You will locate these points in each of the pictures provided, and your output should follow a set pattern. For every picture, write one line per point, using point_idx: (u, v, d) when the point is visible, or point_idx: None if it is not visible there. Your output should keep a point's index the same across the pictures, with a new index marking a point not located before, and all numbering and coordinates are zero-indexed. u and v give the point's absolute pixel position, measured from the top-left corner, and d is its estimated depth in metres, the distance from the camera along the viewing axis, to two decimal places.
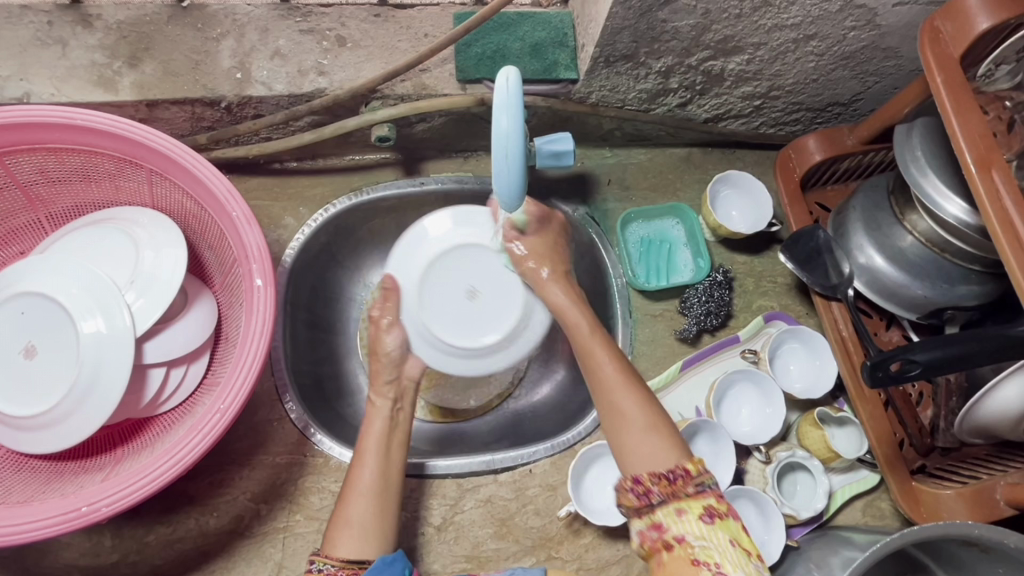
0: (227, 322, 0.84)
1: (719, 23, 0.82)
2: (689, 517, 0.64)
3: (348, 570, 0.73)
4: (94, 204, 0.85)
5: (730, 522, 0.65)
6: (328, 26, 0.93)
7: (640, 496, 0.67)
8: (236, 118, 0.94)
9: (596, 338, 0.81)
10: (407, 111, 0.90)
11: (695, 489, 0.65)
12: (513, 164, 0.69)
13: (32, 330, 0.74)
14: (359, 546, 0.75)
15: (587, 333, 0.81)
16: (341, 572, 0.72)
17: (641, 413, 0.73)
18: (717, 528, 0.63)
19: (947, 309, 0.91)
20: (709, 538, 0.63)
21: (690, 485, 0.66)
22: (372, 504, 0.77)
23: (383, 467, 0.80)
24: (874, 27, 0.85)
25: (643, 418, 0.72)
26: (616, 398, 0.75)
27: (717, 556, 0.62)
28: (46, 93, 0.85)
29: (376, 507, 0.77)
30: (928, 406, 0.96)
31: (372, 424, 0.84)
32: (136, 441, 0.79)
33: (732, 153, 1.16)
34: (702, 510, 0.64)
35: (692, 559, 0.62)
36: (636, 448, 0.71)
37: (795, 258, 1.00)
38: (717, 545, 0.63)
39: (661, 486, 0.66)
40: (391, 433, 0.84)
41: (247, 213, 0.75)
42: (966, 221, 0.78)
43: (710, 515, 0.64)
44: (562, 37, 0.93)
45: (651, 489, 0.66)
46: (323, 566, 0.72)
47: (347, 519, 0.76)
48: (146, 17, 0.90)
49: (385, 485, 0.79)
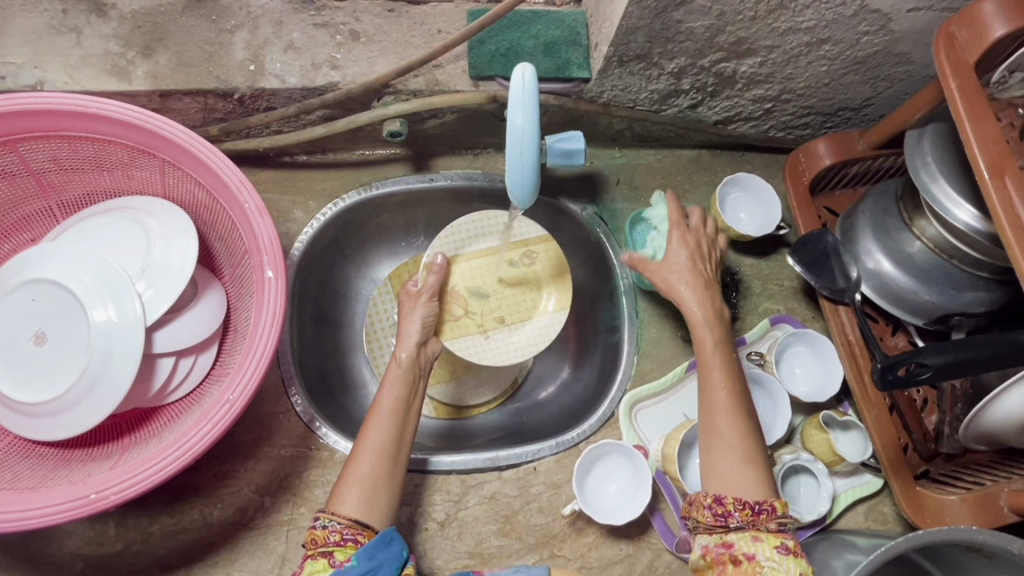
0: (236, 313, 0.84)
1: (733, 25, 0.83)
2: (764, 544, 0.70)
3: (352, 530, 0.73)
4: (105, 193, 0.85)
5: (801, 559, 0.70)
6: (342, 20, 0.93)
7: (717, 516, 0.73)
8: (248, 110, 0.94)
9: (709, 340, 0.84)
10: (420, 107, 0.91)
11: (777, 527, 0.71)
12: (526, 161, 0.69)
13: (43, 317, 0.74)
14: (363, 503, 0.75)
15: (702, 339, 0.85)
16: (346, 530, 0.72)
17: (743, 439, 0.77)
18: (789, 559, 0.69)
19: (954, 314, 0.90)
20: (777, 563, 0.69)
21: (773, 522, 0.71)
22: (380, 461, 0.77)
23: (395, 425, 0.80)
24: (887, 32, 0.85)
25: (745, 448, 0.76)
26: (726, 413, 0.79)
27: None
28: (60, 81, 0.85)
29: (381, 467, 0.77)
30: (932, 411, 0.96)
31: (393, 382, 0.82)
32: (144, 430, 0.79)
33: (740, 156, 1.16)
34: (777, 543, 0.70)
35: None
36: (722, 469, 0.76)
37: (802, 261, 1.00)
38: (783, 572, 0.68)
39: (743, 513, 0.72)
40: (409, 392, 0.83)
41: (259, 205, 0.75)
42: (976, 227, 0.78)
43: (784, 548, 0.70)
44: (575, 36, 0.93)
45: (732, 513, 0.72)
46: (329, 522, 0.73)
47: (353, 474, 0.76)
48: (161, 8, 0.90)
49: (393, 448, 0.78)
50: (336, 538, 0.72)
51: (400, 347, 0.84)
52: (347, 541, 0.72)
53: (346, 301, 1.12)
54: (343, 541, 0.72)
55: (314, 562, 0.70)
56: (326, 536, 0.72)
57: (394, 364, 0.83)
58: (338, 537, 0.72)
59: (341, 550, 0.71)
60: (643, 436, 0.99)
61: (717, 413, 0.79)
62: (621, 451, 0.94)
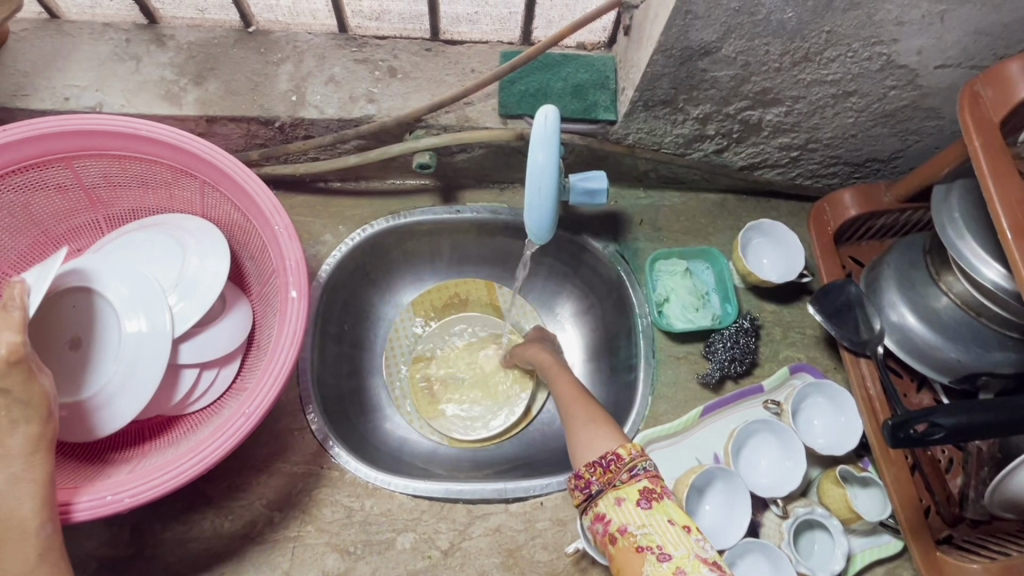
0: (260, 330, 0.87)
1: (758, 75, 0.84)
2: (627, 506, 0.66)
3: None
4: (149, 209, 0.90)
5: (667, 503, 0.65)
6: (382, 57, 0.98)
7: (582, 490, 0.69)
8: (287, 137, 0.99)
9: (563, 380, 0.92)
10: (450, 142, 0.94)
11: (629, 476, 0.67)
12: (544, 197, 0.72)
13: (77, 324, 0.78)
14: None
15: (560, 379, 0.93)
16: None
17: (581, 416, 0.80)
18: (652, 513, 0.64)
19: (982, 373, 0.88)
20: (647, 524, 0.64)
21: (625, 471, 0.68)
22: None
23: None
24: (915, 87, 0.86)
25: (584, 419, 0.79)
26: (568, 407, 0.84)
27: (658, 539, 0.63)
28: (117, 104, 0.92)
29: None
30: (957, 473, 0.93)
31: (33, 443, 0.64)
32: (163, 438, 0.82)
33: (766, 202, 1.16)
34: (638, 497, 0.66)
35: (634, 547, 0.63)
36: (581, 441, 0.76)
37: (824, 310, 0.98)
38: (658, 529, 0.64)
39: (598, 475, 0.69)
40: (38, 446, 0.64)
41: (288, 228, 0.79)
42: (1003, 286, 0.77)
43: (646, 500, 0.65)
44: (603, 80, 0.96)
45: (590, 481, 0.69)
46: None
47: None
48: (214, 40, 0.96)
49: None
50: None
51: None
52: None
53: (368, 324, 1.15)
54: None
55: None
56: None
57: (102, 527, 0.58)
58: None
59: None
60: None
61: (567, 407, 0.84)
62: None
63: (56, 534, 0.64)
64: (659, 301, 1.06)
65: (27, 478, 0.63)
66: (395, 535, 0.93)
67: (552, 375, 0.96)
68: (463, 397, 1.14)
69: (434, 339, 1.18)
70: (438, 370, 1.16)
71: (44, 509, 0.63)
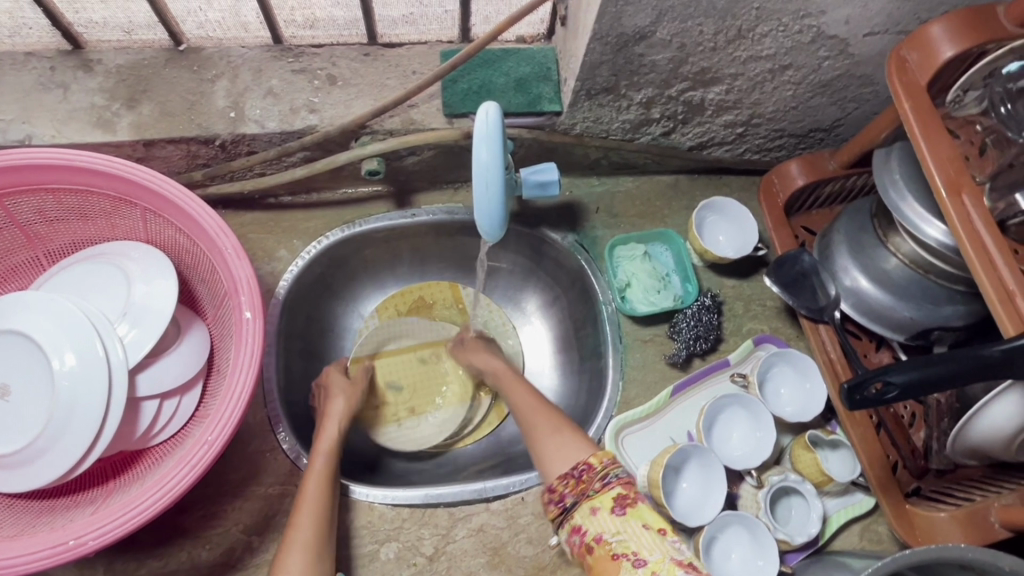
0: (218, 353, 0.85)
1: (695, 56, 0.85)
2: (602, 515, 0.69)
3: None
4: (91, 240, 0.87)
5: (640, 508, 0.69)
6: (320, 65, 0.96)
7: (557, 504, 0.73)
8: (230, 155, 0.97)
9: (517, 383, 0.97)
10: (396, 146, 0.93)
11: (601, 485, 0.71)
12: (493, 196, 0.72)
13: (10, 369, 0.76)
14: (305, 568, 0.76)
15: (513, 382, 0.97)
16: None
17: (545, 424, 0.84)
18: (627, 519, 0.68)
19: (934, 329, 0.91)
20: (622, 530, 0.68)
21: (597, 481, 0.71)
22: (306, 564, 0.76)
23: (329, 490, 0.85)
24: (847, 56, 0.88)
25: (548, 427, 0.84)
26: (529, 415, 0.88)
27: (631, 544, 0.67)
28: (47, 135, 0.89)
29: (323, 523, 0.81)
30: (920, 427, 0.97)
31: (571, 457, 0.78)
32: (129, 474, 0.80)
33: (718, 179, 1.18)
34: (612, 505, 0.69)
35: (611, 554, 0.67)
36: (550, 457, 0.79)
37: (780, 281, 1.00)
38: (631, 535, 0.67)
39: (571, 487, 0.73)
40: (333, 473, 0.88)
41: (237, 248, 0.77)
42: (946, 243, 0.79)
43: (620, 508, 0.69)
44: (545, 72, 0.96)
45: (564, 494, 0.73)
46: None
47: (295, 539, 0.78)
48: (144, 62, 0.94)
49: (328, 505, 0.83)
50: None
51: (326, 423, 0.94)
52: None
53: (333, 337, 1.14)
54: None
55: None
56: None
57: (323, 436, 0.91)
58: None
59: None
60: (629, 462, 0.98)
61: (527, 417, 0.88)
62: None
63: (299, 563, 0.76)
64: (620, 287, 1.06)
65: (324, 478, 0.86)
66: (379, 546, 0.92)
67: (509, 385, 0.97)
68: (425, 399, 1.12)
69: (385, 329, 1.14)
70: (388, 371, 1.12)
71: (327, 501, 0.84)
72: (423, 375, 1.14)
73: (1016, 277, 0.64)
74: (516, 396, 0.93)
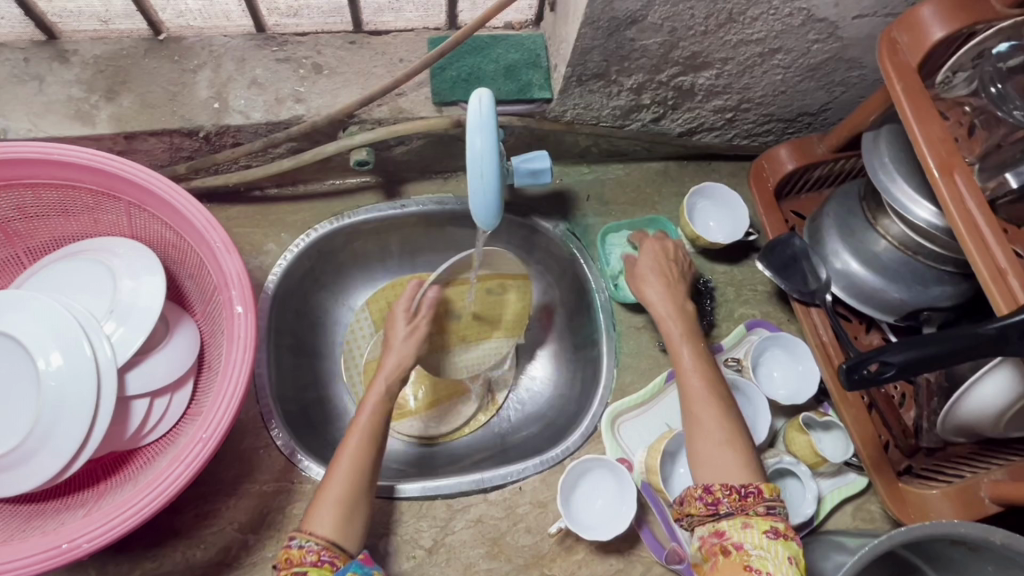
0: (209, 350, 0.84)
1: (686, 40, 0.85)
2: (753, 531, 0.74)
3: (329, 552, 0.74)
4: (73, 237, 0.85)
5: (791, 542, 0.73)
6: (304, 54, 0.94)
7: (708, 504, 0.77)
8: (215, 147, 0.94)
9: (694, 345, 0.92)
10: (385, 135, 0.91)
11: (765, 511, 0.75)
12: (488, 183, 0.71)
13: None
14: (337, 524, 0.76)
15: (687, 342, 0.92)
16: (323, 551, 0.73)
17: (715, 423, 0.84)
18: (777, 542, 0.72)
19: (923, 310, 0.92)
20: (765, 548, 0.72)
21: (761, 505, 0.76)
22: (345, 517, 0.77)
23: (372, 445, 0.83)
24: (836, 39, 0.88)
25: (719, 428, 0.83)
26: (691, 403, 0.87)
27: (770, 564, 0.70)
28: (23, 129, 0.86)
29: (357, 483, 0.79)
30: (911, 406, 0.98)
31: (734, 444, 0.82)
32: (120, 475, 0.78)
33: (707, 165, 1.18)
34: (766, 528, 0.74)
35: (744, 565, 0.72)
36: (711, 465, 0.81)
37: (772, 265, 1.01)
38: (773, 557, 0.71)
39: (731, 498, 0.76)
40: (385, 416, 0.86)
41: (226, 242, 0.75)
42: (935, 224, 0.80)
43: (773, 532, 0.73)
44: (535, 59, 0.95)
45: (721, 500, 0.76)
46: (305, 542, 0.74)
47: (328, 494, 0.78)
48: (123, 52, 0.91)
49: (369, 461, 0.82)
50: (312, 558, 0.72)
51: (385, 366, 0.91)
52: (324, 562, 0.73)
53: (324, 331, 1.12)
54: (320, 562, 0.73)
55: None
56: (303, 556, 0.72)
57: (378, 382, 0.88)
58: (315, 557, 0.73)
59: (317, 570, 0.72)
60: (626, 449, 0.98)
61: (692, 401, 0.87)
62: (605, 465, 0.94)
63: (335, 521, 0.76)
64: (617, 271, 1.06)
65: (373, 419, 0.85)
66: (377, 540, 0.91)
67: (675, 346, 0.93)
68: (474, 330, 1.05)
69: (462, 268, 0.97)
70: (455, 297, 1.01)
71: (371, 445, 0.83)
72: (485, 304, 1.04)
73: (1008, 255, 0.64)
74: (682, 363, 0.91)
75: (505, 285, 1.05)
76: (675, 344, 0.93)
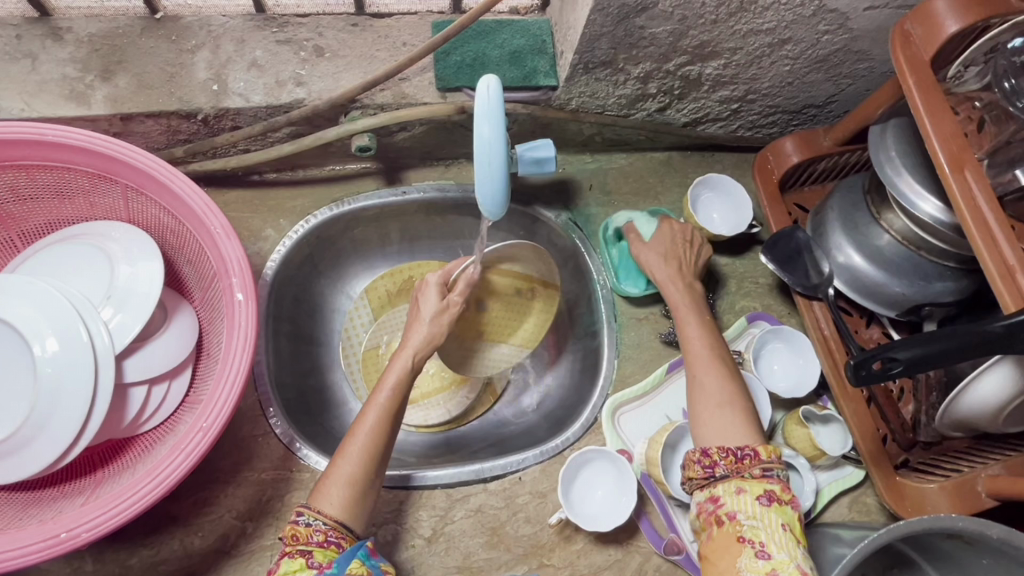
0: (208, 337, 0.83)
1: (695, 29, 0.83)
2: (746, 497, 0.73)
3: (336, 532, 0.73)
4: (68, 220, 0.83)
5: (786, 509, 0.72)
6: (306, 36, 0.92)
7: (705, 468, 0.76)
8: (213, 130, 0.92)
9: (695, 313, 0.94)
10: (388, 121, 0.90)
11: (760, 474, 0.75)
12: (496, 173, 0.70)
13: None
14: (347, 502, 0.75)
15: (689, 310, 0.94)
16: (330, 531, 0.72)
17: (719, 389, 0.84)
18: (771, 510, 0.72)
19: (925, 304, 0.91)
20: (758, 517, 0.71)
21: (758, 469, 0.75)
22: (353, 495, 0.76)
23: (388, 426, 0.80)
24: (846, 30, 0.87)
25: (721, 394, 0.84)
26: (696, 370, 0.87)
27: (761, 534, 0.70)
28: (15, 108, 0.83)
29: (369, 463, 0.77)
30: (909, 401, 0.98)
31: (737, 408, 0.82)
32: (118, 463, 0.77)
33: (711, 156, 1.17)
34: (760, 494, 0.73)
35: (737, 535, 0.71)
36: (710, 424, 0.81)
37: (775, 258, 1.00)
38: (766, 526, 0.71)
39: (727, 461, 0.76)
40: (406, 393, 0.84)
41: (226, 227, 0.74)
42: (941, 219, 0.79)
43: (766, 498, 0.73)
44: (540, 45, 0.93)
45: (717, 462, 0.76)
46: (313, 520, 0.72)
47: (339, 472, 0.76)
48: (118, 30, 0.88)
49: (384, 443, 0.79)
50: (319, 538, 0.72)
51: (408, 342, 0.88)
52: (330, 544, 0.72)
53: (323, 318, 1.11)
54: (325, 543, 0.72)
55: (291, 561, 0.69)
56: (309, 535, 0.71)
57: (400, 360, 0.85)
58: (321, 537, 0.72)
59: (321, 552, 0.71)
60: (627, 440, 0.98)
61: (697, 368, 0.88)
62: (605, 456, 0.94)
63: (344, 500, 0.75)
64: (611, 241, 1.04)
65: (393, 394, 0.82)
66: (376, 529, 0.91)
67: (680, 314, 0.94)
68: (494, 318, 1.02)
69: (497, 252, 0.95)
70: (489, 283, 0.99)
71: (386, 421, 0.81)
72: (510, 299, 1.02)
73: (1016, 253, 0.64)
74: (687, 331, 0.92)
75: (533, 290, 1.02)
76: (682, 316, 0.94)
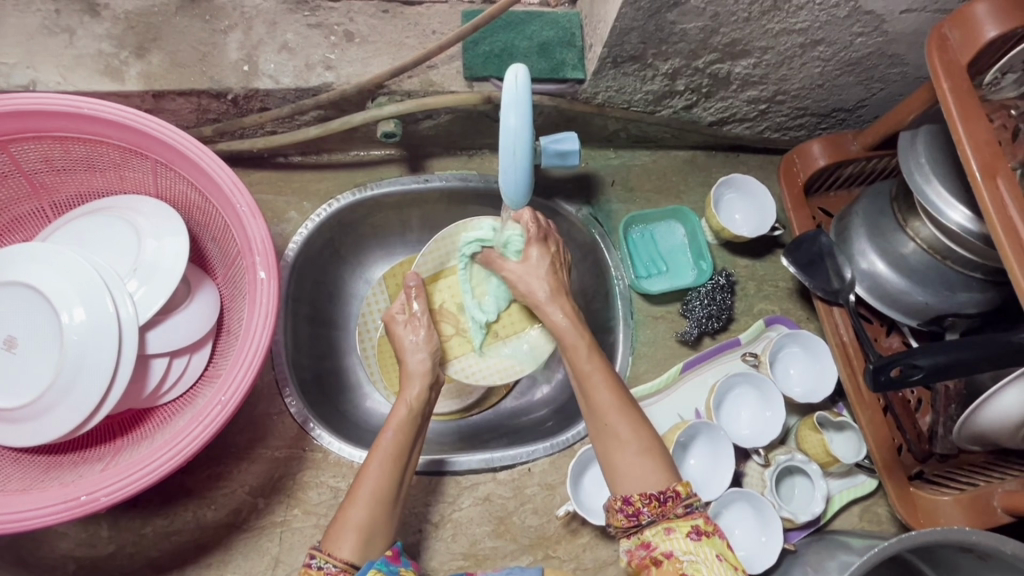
0: (229, 314, 0.84)
1: (727, 26, 0.83)
2: (678, 536, 0.68)
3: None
4: (98, 193, 0.85)
5: (716, 539, 0.68)
6: (337, 21, 0.93)
7: (629, 516, 0.70)
8: (242, 111, 0.94)
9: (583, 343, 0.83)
10: (414, 108, 0.90)
11: (685, 510, 0.69)
12: (521, 162, 0.70)
13: (16, 322, 0.74)
14: (357, 548, 0.72)
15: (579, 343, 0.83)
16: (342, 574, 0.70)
17: (632, 433, 0.75)
18: (703, 544, 0.67)
19: (949, 315, 0.90)
20: (694, 551, 0.67)
21: (680, 506, 0.70)
22: (364, 540, 0.73)
23: (395, 468, 0.79)
24: (881, 33, 0.86)
25: (633, 438, 0.75)
26: (604, 414, 0.77)
27: (702, 569, 0.65)
28: (52, 81, 0.85)
29: (378, 507, 0.76)
30: (926, 411, 0.96)
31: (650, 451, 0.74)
32: (137, 431, 0.79)
33: (735, 157, 1.16)
34: (689, 529, 0.68)
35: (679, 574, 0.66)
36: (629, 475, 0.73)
37: (796, 262, 0.99)
38: (703, 559, 0.66)
39: (651, 506, 0.70)
40: (414, 435, 0.82)
41: (252, 207, 0.75)
42: (969, 229, 0.78)
43: (696, 533, 0.68)
44: (569, 37, 0.93)
45: (641, 510, 0.70)
46: (324, 563, 0.70)
47: (348, 517, 0.74)
48: (154, 8, 0.90)
49: (392, 489, 0.78)
50: None
51: (407, 391, 0.86)
52: None
53: (341, 301, 1.12)
54: None
55: None
56: None
57: (402, 406, 0.83)
58: None
59: None
60: None
61: (602, 414, 0.77)
62: None
63: (354, 547, 0.72)
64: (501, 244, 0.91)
65: (400, 438, 0.81)
66: None
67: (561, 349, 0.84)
68: (457, 340, 0.99)
69: (431, 261, 0.98)
70: (436, 303, 0.98)
71: (394, 465, 0.79)
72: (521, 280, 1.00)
73: None
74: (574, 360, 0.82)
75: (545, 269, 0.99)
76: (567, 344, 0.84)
